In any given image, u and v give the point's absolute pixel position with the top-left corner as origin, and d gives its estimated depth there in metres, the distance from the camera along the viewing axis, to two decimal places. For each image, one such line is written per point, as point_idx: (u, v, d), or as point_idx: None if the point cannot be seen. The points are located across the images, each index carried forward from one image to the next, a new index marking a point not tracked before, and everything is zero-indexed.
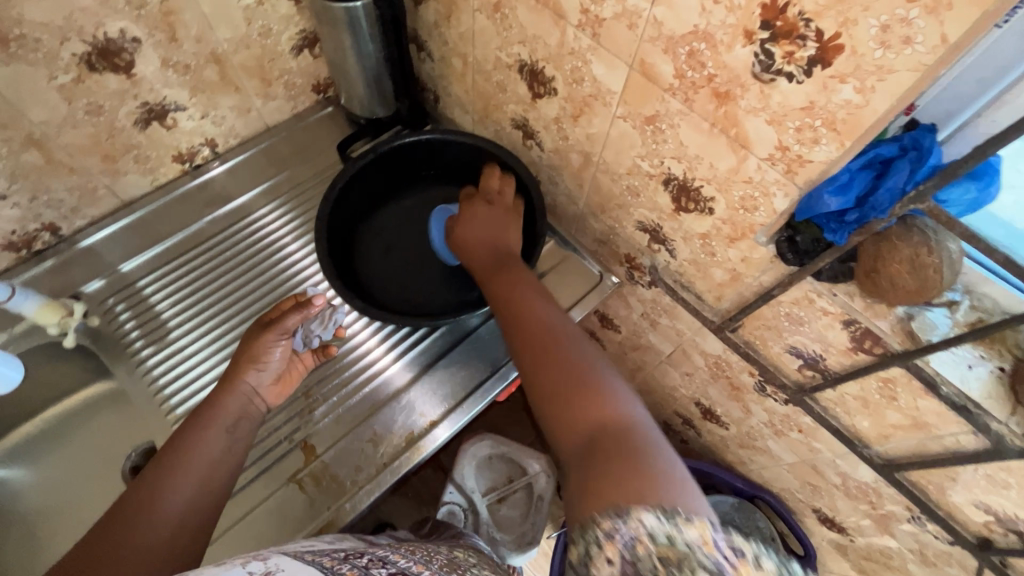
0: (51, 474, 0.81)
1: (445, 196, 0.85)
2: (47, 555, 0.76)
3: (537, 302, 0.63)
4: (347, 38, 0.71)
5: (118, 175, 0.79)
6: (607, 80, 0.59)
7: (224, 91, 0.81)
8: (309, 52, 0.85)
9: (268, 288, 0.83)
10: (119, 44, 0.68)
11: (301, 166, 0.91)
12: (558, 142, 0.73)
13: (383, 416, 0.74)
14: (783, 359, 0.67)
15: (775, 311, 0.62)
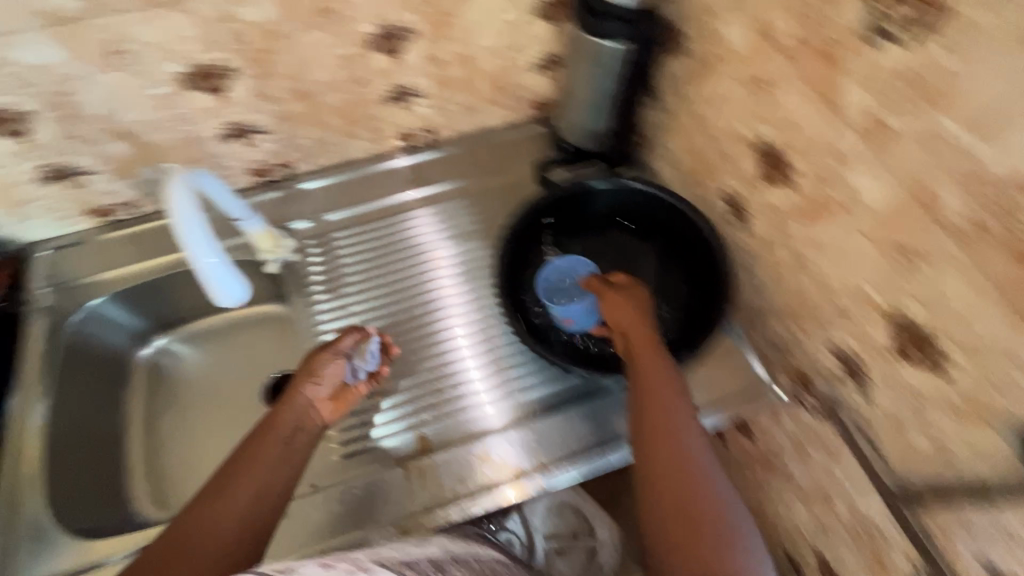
0: (69, 445, 0.67)
1: (620, 244, 0.73)
2: (61, 518, 0.63)
3: (698, 457, 0.52)
4: (592, 70, 0.63)
5: (236, 166, 0.71)
6: (867, 189, 0.49)
7: (464, 91, 0.70)
8: (551, 70, 0.71)
9: (389, 311, 0.71)
10: (226, 70, 0.58)
11: (489, 177, 0.77)
12: (769, 229, 0.62)
13: (466, 473, 0.61)
14: (967, 571, 0.52)
15: (984, 519, 0.48)
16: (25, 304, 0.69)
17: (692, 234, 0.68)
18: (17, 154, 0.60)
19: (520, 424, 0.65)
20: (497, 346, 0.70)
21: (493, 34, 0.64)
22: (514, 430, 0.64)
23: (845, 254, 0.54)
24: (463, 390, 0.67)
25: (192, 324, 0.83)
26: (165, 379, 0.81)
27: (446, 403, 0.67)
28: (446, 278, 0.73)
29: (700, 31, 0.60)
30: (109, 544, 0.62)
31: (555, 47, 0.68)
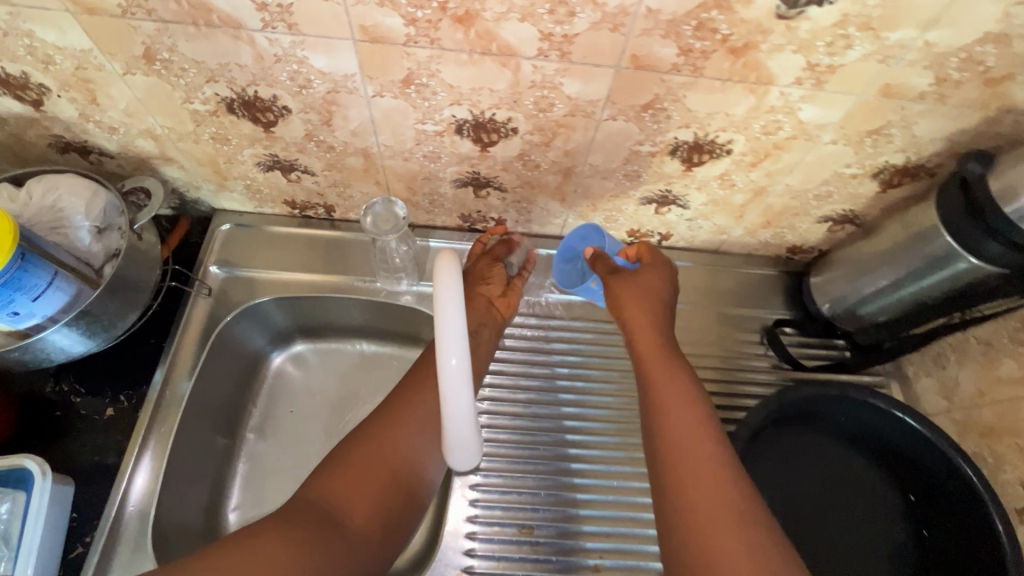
0: (252, 464, 0.75)
1: (840, 458, 0.65)
2: (184, 522, 0.66)
3: (686, 402, 0.56)
4: (915, 265, 0.61)
5: (440, 199, 0.71)
6: None
7: (727, 214, 0.71)
8: (833, 227, 0.72)
9: (568, 434, 0.71)
10: (497, 125, 0.57)
11: (691, 308, 0.79)
12: (1002, 340, 0.61)
13: None
14: None
15: None
16: (193, 280, 0.71)
17: (933, 475, 0.60)
18: (250, 141, 0.61)
19: (564, 547, 0.65)
20: (562, 468, 0.69)
21: (805, 178, 0.63)
22: None
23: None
24: (556, 530, 0.65)
25: (329, 339, 0.83)
26: (285, 389, 0.80)
27: (488, 525, 0.66)
28: (548, 381, 0.73)
29: None
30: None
31: (858, 207, 0.67)
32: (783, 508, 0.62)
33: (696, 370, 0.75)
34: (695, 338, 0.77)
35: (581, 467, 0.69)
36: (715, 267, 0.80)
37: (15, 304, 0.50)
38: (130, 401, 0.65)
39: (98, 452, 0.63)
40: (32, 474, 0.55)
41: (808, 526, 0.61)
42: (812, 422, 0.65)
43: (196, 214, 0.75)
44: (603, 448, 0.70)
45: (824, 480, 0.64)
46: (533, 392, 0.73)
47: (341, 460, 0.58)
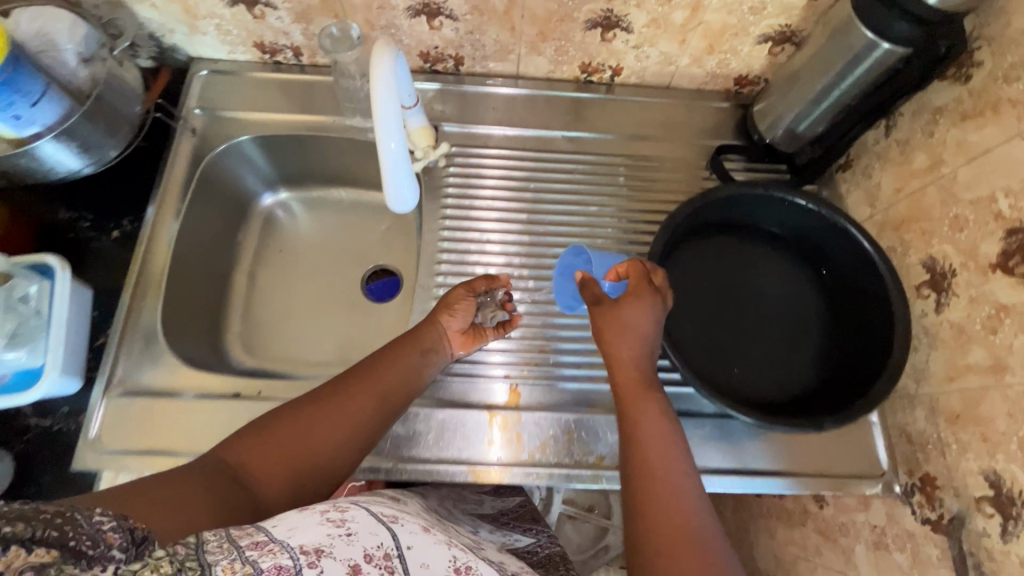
0: (251, 291, 0.85)
1: (768, 253, 0.70)
2: (193, 327, 0.76)
3: (662, 443, 0.54)
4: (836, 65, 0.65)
5: (397, 34, 0.75)
6: None
7: (670, 38, 0.74)
8: (773, 48, 0.75)
9: (527, 247, 0.77)
10: None
11: (645, 142, 0.83)
12: (915, 135, 0.66)
13: (465, 431, 0.67)
14: (968, 475, 0.59)
15: (1011, 426, 0.54)
16: (177, 118, 0.78)
17: (844, 254, 0.65)
18: None
19: (523, 335, 0.72)
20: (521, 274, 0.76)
21: None
22: (543, 409, 0.69)
23: (986, 159, 0.57)
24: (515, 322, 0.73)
25: (312, 188, 0.90)
26: (275, 229, 0.89)
27: None
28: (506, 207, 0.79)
29: (983, 34, 0.57)
30: (187, 380, 0.67)
31: (794, 21, 0.70)
32: (715, 294, 0.68)
33: (642, 193, 0.81)
34: (647, 167, 0.82)
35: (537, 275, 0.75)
36: (668, 103, 0.84)
37: (16, 107, 0.58)
38: (132, 225, 0.74)
39: (112, 265, 0.72)
40: (54, 268, 0.64)
41: (733, 308, 0.68)
42: (741, 223, 0.70)
43: (175, 64, 0.81)
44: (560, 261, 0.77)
45: (746, 274, 0.69)
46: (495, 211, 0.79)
47: (260, 428, 0.53)
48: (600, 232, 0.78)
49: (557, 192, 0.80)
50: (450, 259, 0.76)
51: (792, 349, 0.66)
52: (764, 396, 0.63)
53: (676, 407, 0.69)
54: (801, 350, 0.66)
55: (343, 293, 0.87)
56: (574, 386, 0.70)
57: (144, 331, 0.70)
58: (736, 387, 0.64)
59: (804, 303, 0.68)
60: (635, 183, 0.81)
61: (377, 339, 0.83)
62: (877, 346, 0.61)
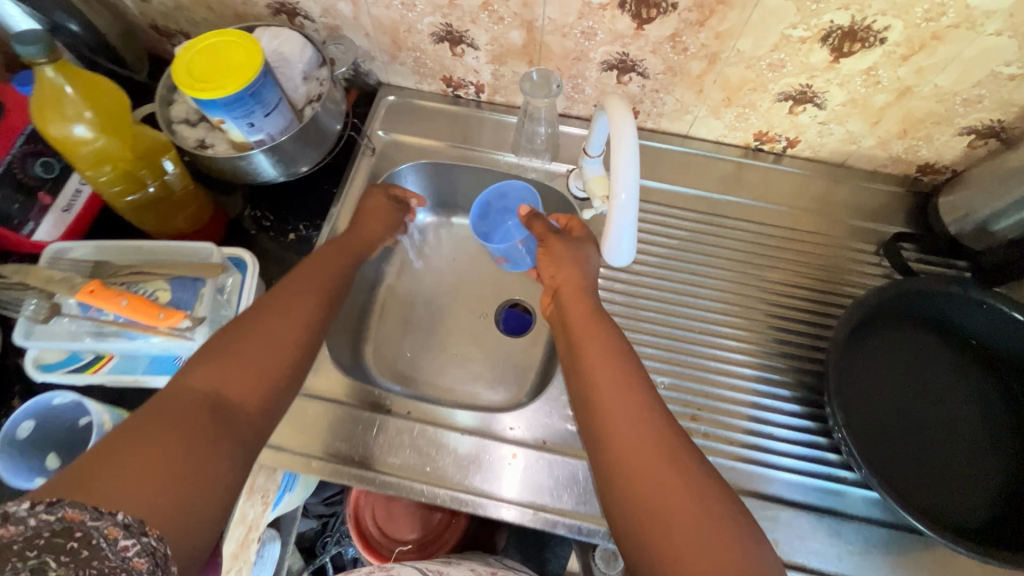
0: (393, 303, 0.88)
1: (949, 357, 0.66)
2: (342, 332, 0.78)
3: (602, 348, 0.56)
4: None
5: (580, 86, 0.78)
6: None
7: (862, 119, 0.73)
8: (974, 141, 0.71)
9: (678, 305, 0.76)
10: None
11: (809, 214, 0.81)
12: None
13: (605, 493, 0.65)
14: None
15: None
16: (363, 137, 0.83)
17: None
18: (432, 8, 0.70)
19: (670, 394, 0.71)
20: (672, 332, 0.75)
21: (957, 78, 0.64)
22: None
23: None
24: (662, 377, 0.72)
25: (461, 216, 0.93)
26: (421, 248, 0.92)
27: None
28: (660, 262, 0.79)
29: None
30: None
31: (1008, 117, 0.67)
32: (888, 389, 0.64)
33: (801, 268, 0.78)
34: (809, 243, 0.80)
35: (687, 334, 0.75)
36: (836, 180, 0.82)
37: (254, 116, 0.63)
38: (308, 231, 0.78)
39: (284, 264, 0.75)
40: (247, 262, 0.67)
41: (908, 410, 0.63)
42: (922, 321, 0.66)
43: (363, 87, 0.87)
44: (711, 323, 0.75)
45: (924, 374, 0.65)
46: (652, 265, 0.79)
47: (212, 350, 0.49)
48: (752, 301, 0.77)
49: (711, 256, 0.79)
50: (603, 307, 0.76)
51: (972, 464, 0.61)
52: (944, 510, 0.59)
53: (817, 502, 0.66)
54: (984, 469, 0.60)
55: (476, 321, 0.87)
56: (719, 458, 0.68)
57: None
58: (912, 495, 0.59)
59: (986, 416, 0.63)
60: (795, 256, 0.79)
61: (506, 373, 0.83)
62: None
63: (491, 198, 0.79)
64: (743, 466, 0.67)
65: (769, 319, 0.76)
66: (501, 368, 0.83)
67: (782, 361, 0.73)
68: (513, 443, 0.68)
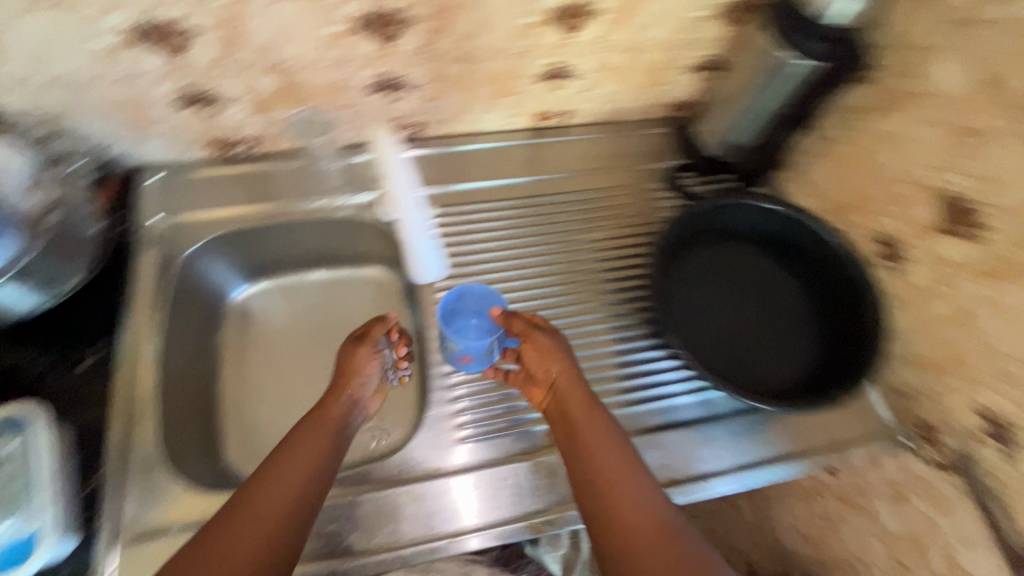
0: (237, 391, 0.79)
1: (744, 259, 0.78)
2: (186, 445, 0.69)
3: (608, 445, 0.58)
4: (756, 84, 0.73)
5: (358, 114, 0.76)
6: (940, 81, 0.62)
7: (613, 79, 0.81)
8: (700, 75, 0.84)
9: (521, 290, 0.79)
10: (395, 15, 0.64)
11: (604, 172, 0.90)
12: (840, 131, 0.76)
13: (511, 489, 0.66)
14: (960, 412, 0.66)
15: (987, 361, 0.62)
16: (136, 230, 0.73)
17: (806, 246, 0.74)
18: (164, 74, 0.64)
19: None
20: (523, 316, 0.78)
21: (668, 28, 0.74)
22: None
23: (902, 142, 0.68)
24: None
25: (287, 274, 0.87)
26: (252, 324, 0.84)
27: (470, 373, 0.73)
28: (491, 255, 0.81)
29: (884, 46, 0.67)
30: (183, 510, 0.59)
31: (716, 50, 0.79)
32: (708, 301, 0.75)
33: (613, 221, 0.86)
34: (612, 197, 0.88)
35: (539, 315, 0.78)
36: (615, 136, 0.91)
37: None
38: (104, 351, 0.67)
39: (84, 400, 0.64)
40: (31, 418, 0.59)
41: (727, 312, 0.74)
42: (715, 235, 0.78)
43: (121, 175, 0.77)
44: (555, 296, 0.80)
45: (734, 280, 0.76)
46: (483, 259, 0.81)
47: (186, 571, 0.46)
48: (583, 263, 0.83)
49: (539, 236, 0.84)
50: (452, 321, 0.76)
51: (783, 337, 0.72)
52: (779, 386, 0.69)
53: (689, 416, 0.74)
54: (793, 337, 0.72)
55: None
56: None
57: (131, 471, 0.61)
58: (749, 380, 0.69)
59: (783, 295, 0.75)
60: (604, 213, 0.87)
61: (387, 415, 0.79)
62: (853, 317, 0.69)
63: (455, 303, 0.70)
64: (622, 411, 0.73)
65: (604, 275, 0.82)
66: (379, 412, 0.79)
67: (626, 309, 0.80)
68: (412, 482, 0.66)
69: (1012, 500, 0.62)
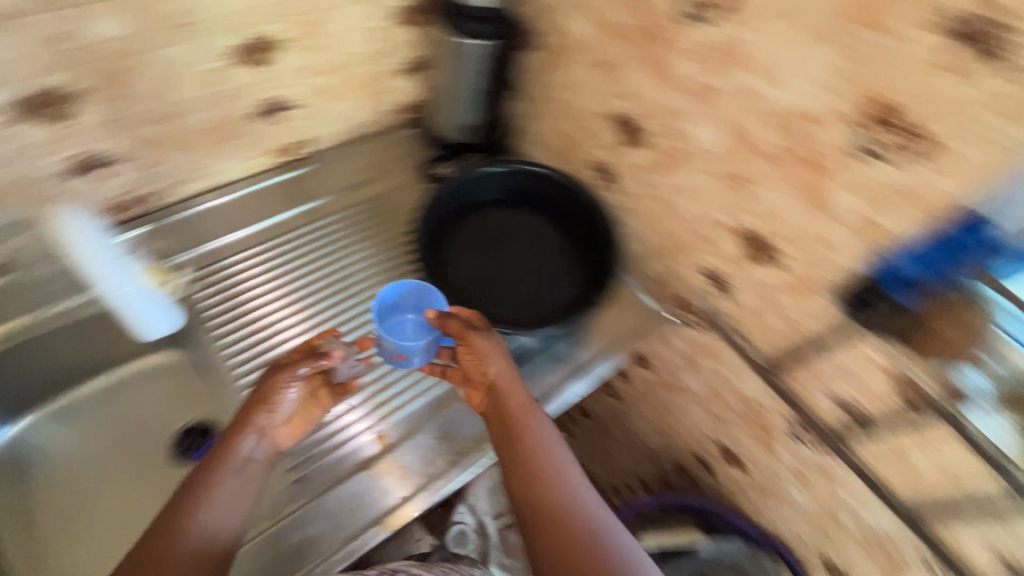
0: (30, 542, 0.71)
1: (507, 218, 0.87)
2: None
3: (545, 446, 0.65)
4: (456, 68, 0.81)
5: (72, 202, 0.72)
6: (577, 30, 0.75)
7: (332, 100, 0.86)
8: (414, 75, 0.91)
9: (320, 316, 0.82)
10: (57, 93, 0.62)
11: (366, 184, 0.93)
12: (537, 91, 0.87)
13: (356, 500, 0.68)
14: (697, 280, 0.80)
15: (693, 233, 0.76)
16: None
17: (545, 191, 0.86)
18: None
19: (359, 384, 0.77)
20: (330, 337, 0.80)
21: (357, 42, 0.80)
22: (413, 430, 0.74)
23: (576, 86, 0.80)
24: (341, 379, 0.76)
25: (59, 396, 0.79)
26: (37, 459, 0.76)
27: None
28: (280, 294, 0.82)
29: (533, 13, 0.79)
30: None
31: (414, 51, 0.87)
32: (485, 263, 0.84)
33: (388, 224, 0.91)
34: (381, 204, 0.93)
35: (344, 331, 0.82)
36: (366, 148, 0.95)
37: None
38: None
39: None
40: None
41: (504, 267, 0.84)
42: (473, 207, 0.87)
43: None
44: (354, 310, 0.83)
45: (502, 238, 0.86)
46: (273, 301, 0.82)
47: None
48: (372, 271, 0.87)
49: (320, 265, 0.86)
50: (253, 381, 0.77)
51: (553, 269, 0.85)
52: (559, 310, 0.82)
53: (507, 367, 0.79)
54: (560, 266, 0.85)
55: (155, 473, 0.77)
56: (422, 396, 0.76)
57: None
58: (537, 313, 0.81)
59: (544, 235, 0.87)
60: (378, 220, 0.91)
61: None
62: (592, 235, 0.85)
63: (394, 299, 0.72)
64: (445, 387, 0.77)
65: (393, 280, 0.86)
66: None
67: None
68: (252, 542, 0.66)
69: (746, 332, 0.77)
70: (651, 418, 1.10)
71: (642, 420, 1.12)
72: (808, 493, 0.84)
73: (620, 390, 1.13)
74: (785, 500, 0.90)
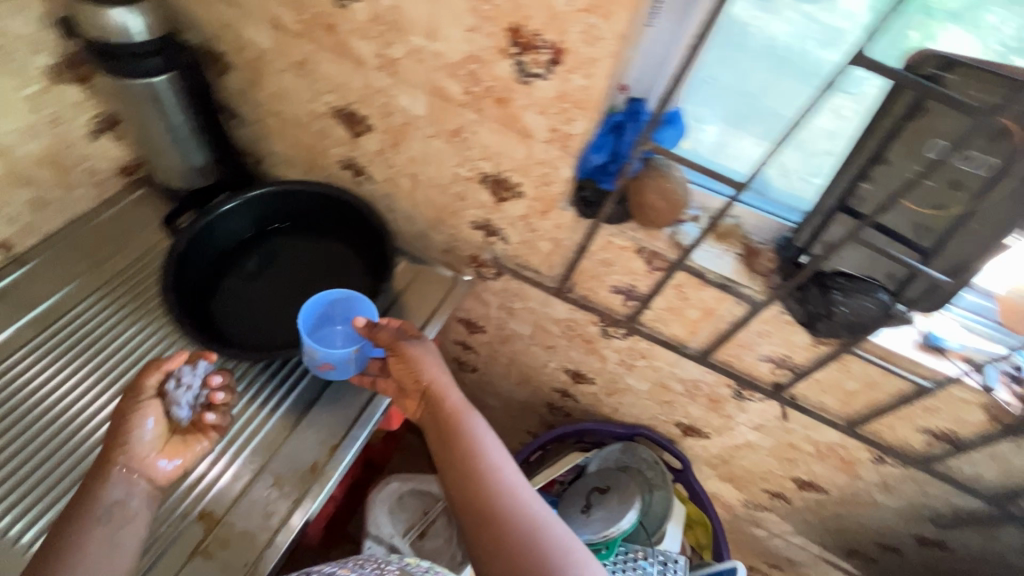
0: None
1: (275, 246, 0.85)
2: None
3: (479, 441, 0.61)
4: (153, 112, 0.75)
5: None
6: (257, 39, 0.73)
7: (16, 186, 0.75)
8: (110, 134, 0.82)
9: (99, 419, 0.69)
10: None
11: (108, 260, 0.82)
12: (255, 111, 0.83)
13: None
14: (474, 235, 0.84)
15: (448, 195, 0.80)
16: None
17: (302, 203, 0.84)
18: None
19: None
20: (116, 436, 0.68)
21: (15, 116, 0.71)
22: (252, 482, 0.69)
23: (285, 95, 0.78)
24: None
25: None
26: None
27: None
28: (35, 415, 0.68)
29: (209, 34, 0.75)
30: None
31: (99, 108, 0.79)
32: (265, 297, 0.81)
33: (149, 292, 0.80)
34: (133, 274, 0.82)
35: None
36: (90, 226, 0.85)
37: None
38: None
39: None
40: None
41: (289, 293, 0.81)
42: (235, 246, 0.83)
43: None
44: None
45: (276, 267, 0.83)
46: (29, 427, 0.68)
47: None
48: (147, 346, 0.75)
49: (63, 372, 0.72)
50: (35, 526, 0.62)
51: (338, 276, 0.83)
52: None
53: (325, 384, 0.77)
54: (345, 271, 0.84)
55: None
56: (246, 448, 0.70)
57: None
58: None
59: (321, 248, 0.85)
60: (136, 291, 0.80)
61: None
62: (366, 227, 0.83)
63: (325, 310, 0.75)
64: (266, 430, 0.72)
65: (161, 351, 0.75)
66: None
67: None
68: None
69: (531, 264, 0.84)
70: (509, 375, 1.14)
71: (502, 379, 1.17)
72: (640, 376, 0.95)
73: (474, 362, 1.15)
74: (631, 391, 1.00)
